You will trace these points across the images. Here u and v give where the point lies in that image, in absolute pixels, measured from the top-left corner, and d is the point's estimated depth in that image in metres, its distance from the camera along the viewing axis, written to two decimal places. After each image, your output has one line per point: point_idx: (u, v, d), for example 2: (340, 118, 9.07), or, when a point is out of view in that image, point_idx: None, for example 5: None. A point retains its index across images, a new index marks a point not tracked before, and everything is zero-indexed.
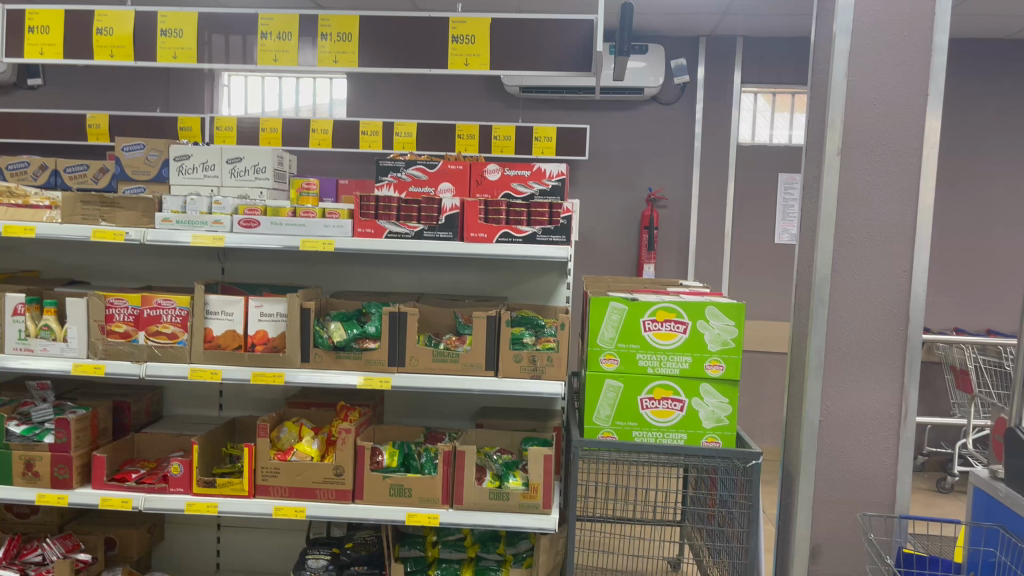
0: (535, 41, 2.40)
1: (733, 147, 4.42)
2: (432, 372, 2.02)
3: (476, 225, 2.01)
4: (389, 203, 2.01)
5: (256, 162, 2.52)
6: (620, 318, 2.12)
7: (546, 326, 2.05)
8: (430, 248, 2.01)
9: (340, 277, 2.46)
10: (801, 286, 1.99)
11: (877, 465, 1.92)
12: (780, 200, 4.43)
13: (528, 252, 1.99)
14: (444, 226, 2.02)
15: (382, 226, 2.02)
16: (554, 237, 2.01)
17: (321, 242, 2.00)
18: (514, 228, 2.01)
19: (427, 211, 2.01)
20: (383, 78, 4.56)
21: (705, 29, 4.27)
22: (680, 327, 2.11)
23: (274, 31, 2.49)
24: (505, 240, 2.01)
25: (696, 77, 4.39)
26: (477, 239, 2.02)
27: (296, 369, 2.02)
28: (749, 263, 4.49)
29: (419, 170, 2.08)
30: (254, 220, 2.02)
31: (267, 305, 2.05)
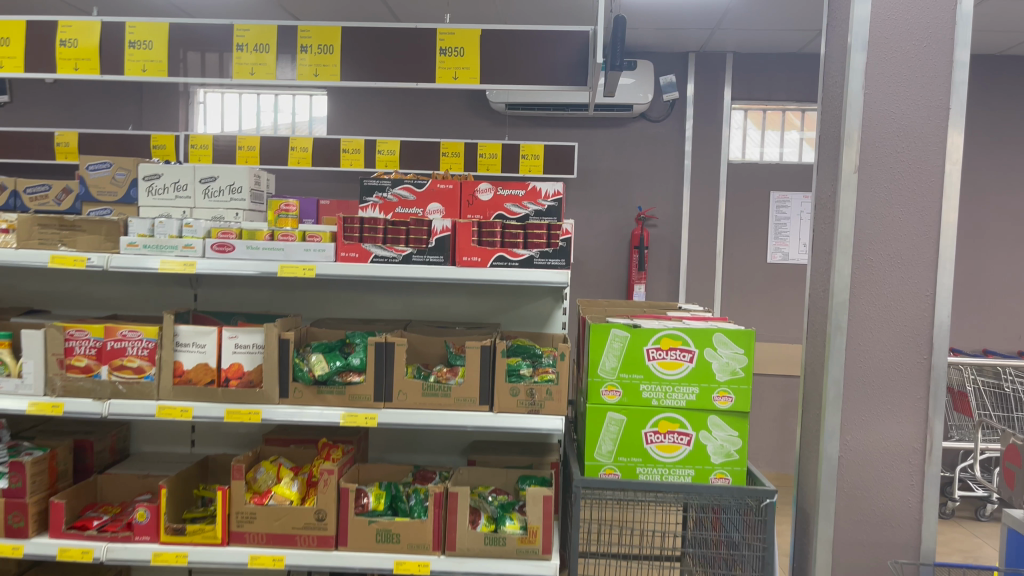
0: (527, 54, 2.28)
1: (724, 165, 4.32)
2: (422, 408, 1.87)
3: (468, 248, 1.87)
4: (375, 225, 1.89)
5: (231, 181, 2.38)
6: (622, 347, 1.99)
7: (544, 356, 1.91)
8: (419, 273, 1.86)
9: (321, 303, 2.31)
10: (815, 312, 1.87)
11: (901, 504, 1.78)
12: (772, 218, 4.33)
13: (524, 277, 1.85)
14: (434, 250, 1.88)
15: (368, 250, 1.88)
16: (553, 261, 1.86)
17: (301, 267, 1.85)
18: (510, 252, 1.87)
19: (416, 234, 1.88)
20: (364, 95, 4.42)
21: (694, 45, 4.18)
22: (685, 355, 1.98)
23: (250, 43, 2.35)
24: (500, 264, 1.87)
25: (686, 93, 4.29)
26: (470, 263, 1.88)
27: (274, 406, 1.87)
28: (741, 284, 4.37)
29: (407, 189, 1.91)
30: (229, 245, 1.87)
31: (242, 335, 1.88)
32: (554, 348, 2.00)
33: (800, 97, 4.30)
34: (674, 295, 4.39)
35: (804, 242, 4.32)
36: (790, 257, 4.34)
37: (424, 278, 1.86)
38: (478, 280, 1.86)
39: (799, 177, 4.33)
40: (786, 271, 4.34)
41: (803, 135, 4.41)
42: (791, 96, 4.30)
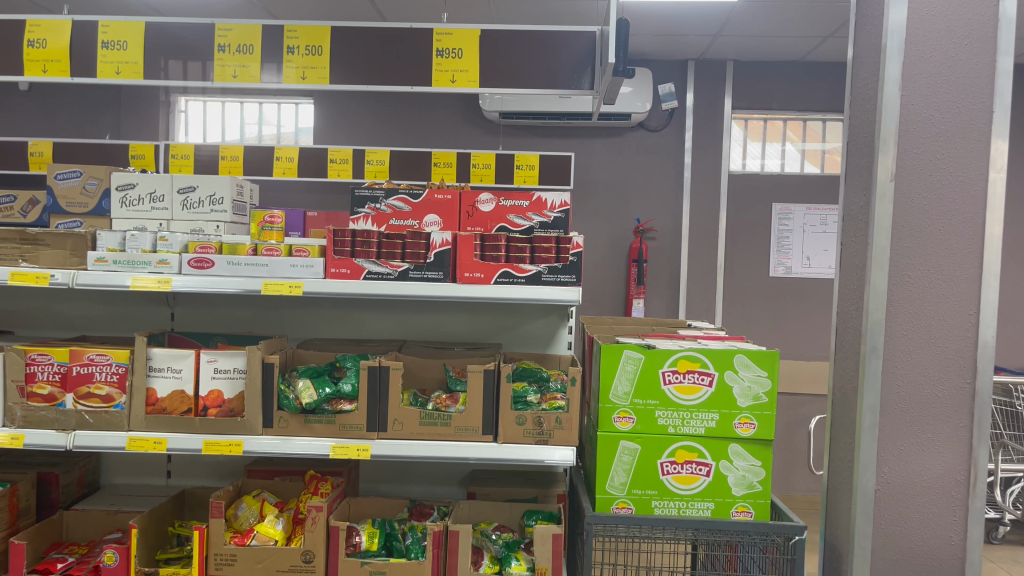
0: (529, 56, 2.14)
1: (724, 176, 4.20)
2: (420, 439, 1.71)
3: (470, 263, 1.71)
4: (369, 238, 1.73)
5: (212, 192, 2.23)
6: (636, 370, 1.84)
7: (552, 382, 1.78)
8: (417, 291, 1.71)
9: (308, 322, 2.15)
10: (845, 332, 1.72)
11: (944, 543, 1.61)
12: (774, 231, 4.21)
13: (530, 295, 1.69)
14: (433, 266, 1.72)
15: (360, 265, 1.72)
16: (563, 276, 1.71)
17: (287, 285, 1.69)
18: (515, 267, 1.72)
19: (413, 248, 1.73)
20: (353, 104, 4.26)
21: (694, 52, 4.05)
22: (704, 378, 1.84)
23: (232, 43, 2.19)
24: (505, 280, 1.72)
25: (685, 102, 4.16)
26: (472, 279, 1.72)
27: (257, 437, 1.70)
28: (743, 298, 4.24)
29: (401, 200, 1.76)
30: (208, 259, 1.71)
31: (222, 359, 1.71)
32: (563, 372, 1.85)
33: (802, 107, 4.19)
34: (674, 310, 4.25)
35: (807, 255, 4.19)
36: (792, 271, 4.21)
37: (422, 297, 1.70)
38: (480, 298, 1.70)
39: (802, 188, 4.20)
40: (789, 285, 4.21)
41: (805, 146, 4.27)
42: (793, 105, 4.19)
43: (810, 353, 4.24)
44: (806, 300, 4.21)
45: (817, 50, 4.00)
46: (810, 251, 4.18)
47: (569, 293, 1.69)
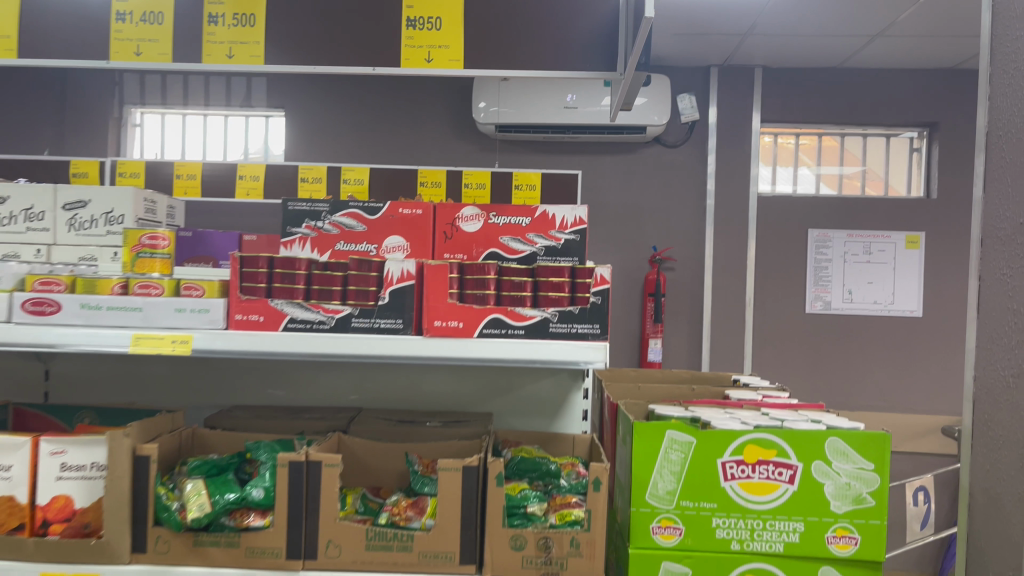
0: (527, 30, 1.61)
1: (753, 198, 3.62)
2: (368, 569, 1.14)
3: (444, 307, 1.15)
4: (293, 270, 1.16)
5: (108, 208, 1.67)
6: (684, 460, 1.29)
7: (563, 480, 1.22)
8: (362, 349, 1.14)
9: (231, 385, 1.59)
10: (988, 411, 1.15)
11: None
12: (810, 261, 3.61)
13: (534, 355, 1.12)
14: (388, 310, 1.16)
15: (279, 309, 1.16)
16: (582, 325, 1.15)
17: (166, 340, 1.13)
18: (510, 312, 1.15)
19: (357, 284, 1.16)
20: (328, 118, 3.72)
21: (718, 57, 3.53)
22: (781, 473, 1.28)
23: (136, 10, 1.62)
24: (496, 331, 1.15)
25: (708, 114, 3.63)
26: (447, 330, 1.15)
27: (122, 567, 1.13)
28: (775, 339, 3.64)
29: (352, 217, 1.41)
30: (49, 301, 1.14)
31: (72, 452, 1.17)
32: (579, 464, 1.28)
33: (839, 120, 3.67)
34: (697, 352, 3.66)
35: (849, 288, 3.59)
36: (832, 307, 3.61)
37: (370, 358, 1.13)
38: (458, 359, 1.14)
39: (842, 212, 3.62)
40: (828, 324, 3.61)
41: (840, 171, 3.82)
42: (829, 118, 3.67)
43: (854, 403, 3.64)
44: (849, 341, 3.61)
45: (860, 53, 3.46)
46: (852, 283, 3.59)
47: (591, 352, 1.12)
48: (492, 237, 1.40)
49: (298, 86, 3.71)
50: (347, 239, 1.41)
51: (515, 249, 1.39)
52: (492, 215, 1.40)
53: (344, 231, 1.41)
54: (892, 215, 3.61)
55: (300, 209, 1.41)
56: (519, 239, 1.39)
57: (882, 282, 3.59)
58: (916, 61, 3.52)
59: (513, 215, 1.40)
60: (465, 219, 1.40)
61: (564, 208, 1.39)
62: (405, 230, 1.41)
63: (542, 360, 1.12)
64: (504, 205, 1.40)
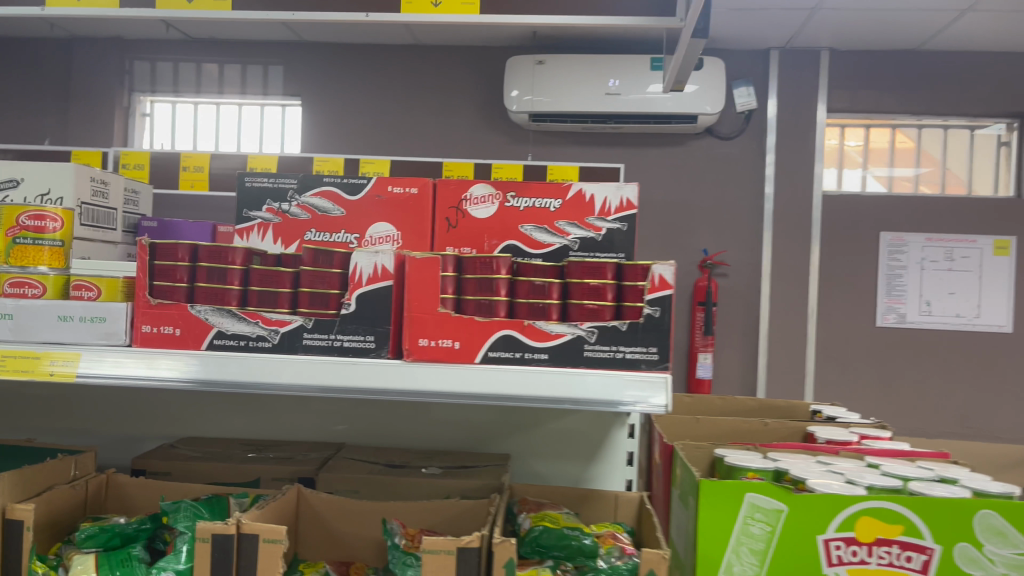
0: None
1: (818, 195, 3.21)
2: None
3: (434, 319, 0.80)
4: (224, 264, 0.83)
5: (44, 189, 1.37)
6: (770, 536, 0.93)
7: (602, 562, 0.87)
8: (318, 380, 0.80)
9: (178, 413, 1.26)
10: None
11: None
12: (882, 269, 3.19)
13: (563, 393, 0.77)
14: (355, 322, 0.81)
15: (202, 320, 0.82)
16: (630, 348, 0.79)
17: (37, 358, 0.82)
18: (527, 327, 0.80)
19: (312, 285, 0.83)
20: (348, 104, 3.31)
21: (779, 38, 3.12)
22: (909, 559, 0.91)
23: None
24: (507, 354, 0.80)
25: (767, 104, 3.22)
26: (437, 351, 0.80)
27: None
28: (840, 356, 3.23)
29: (327, 196, 1.08)
30: None
31: None
32: (622, 535, 0.94)
33: (917, 110, 3.24)
34: (752, 370, 3.24)
35: (927, 299, 3.16)
36: (907, 320, 3.18)
37: (328, 393, 0.79)
38: (454, 395, 0.79)
39: (920, 213, 3.18)
40: (902, 339, 3.19)
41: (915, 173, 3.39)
42: (906, 108, 3.24)
43: (930, 429, 3.21)
44: (925, 360, 3.18)
45: (946, 32, 3.02)
46: (931, 294, 3.15)
47: (643, 388, 0.76)
48: (509, 226, 1.05)
49: (316, 71, 3.31)
50: (320, 227, 1.08)
51: (539, 241, 1.05)
52: (509, 196, 1.05)
53: (317, 215, 1.08)
54: (978, 217, 3.17)
55: (261, 186, 1.09)
56: (545, 229, 1.05)
57: (966, 293, 3.15)
58: (1008, 41, 3.08)
59: (539, 197, 1.05)
60: (475, 202, 1.06)
61: (605, 188, 1.05)
62: (395, 214, 1.07)
63: (574, 401, 0.77)
64: (526, 183, 1.06)
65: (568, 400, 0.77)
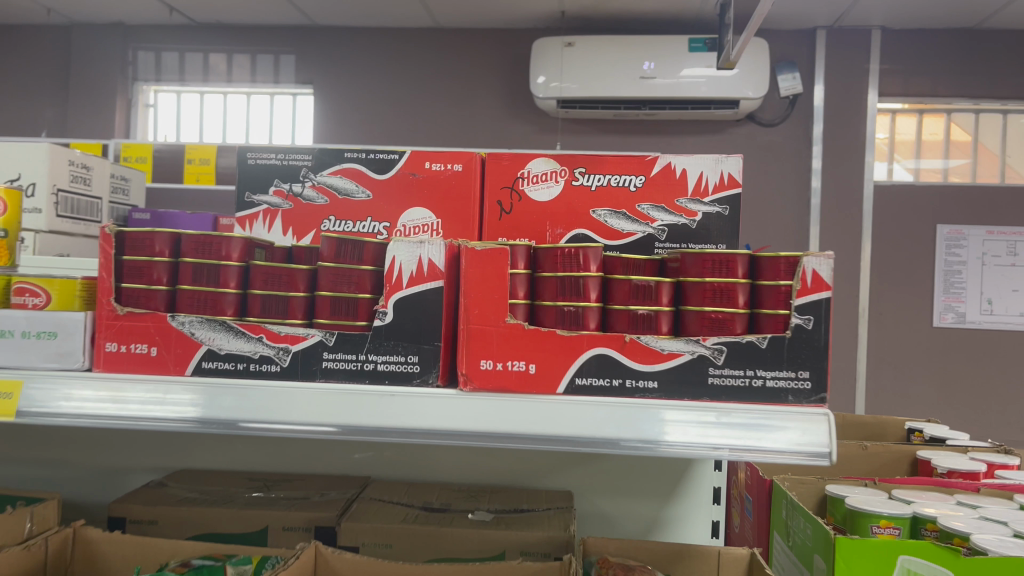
0: None
1: (867, 184, 2.94)
2: None
3: (501, 335, 0.59)
4: (217, 260, 0.62)
5: (14, 173, 1.16)
6: None
7: None
8: (340, 417, 0.58)
9: (168, 441, 1.04)
10: None
11: None
12: (940, 265, 2.92)
13: (681, 436, 0.56)
14: (393, 339, 0.60)
15: (187, 336, 0.61)
16: (772, 373, 0.57)
17: None
18: (628, 345, 0.58)
19: (333, 288, 0.62)
20: (359, 90, 3.08)
21: (826, 16, 2.84)
22: None
23: None
24: (601, 381, 0.58)
25: (814, 90, 2.96)
26: (505, 379, 0.59)
27: None
28: (893, 359, 2.97)
29: (349, 174, 0.87)
30: None
31: None
32: None
33: (980, 94, 2.95)
34: None
35: (987, 297, 2.89)
36: (966, 320, 2.92)
37: (355, 438, 0.58)
38: (529, 440, 0.57)
39: (979, 204, 2.91)
40: (959, 341, 2.93)
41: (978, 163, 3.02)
42: (970, 92, 2.95)
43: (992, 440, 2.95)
44: (988, 364, 2.91)
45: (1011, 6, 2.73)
46: (992, 292, 2.88)
47: (797, 431, 0.56)
48: (578, 210, 0.84)
49: (330, 57, 3.07)
50: (340, 214, 0.87)
51: (614, 229, 0.83)
52: (577, 172, 0.84)
53: (337, 199, 0.87)
54: None
55: (268, 163, 0.88)
56: (623, 214, 0.83)
57: None
58: None
59: (616, 174, 0.84)
60: (534, 180, 0.84)
61: (700, 162, 0.83)
62: (433, 197, 0.85)
63: (697, 449, 0.55)
64: (599, 157, 0.84)
65: (690, 447, 0.55)
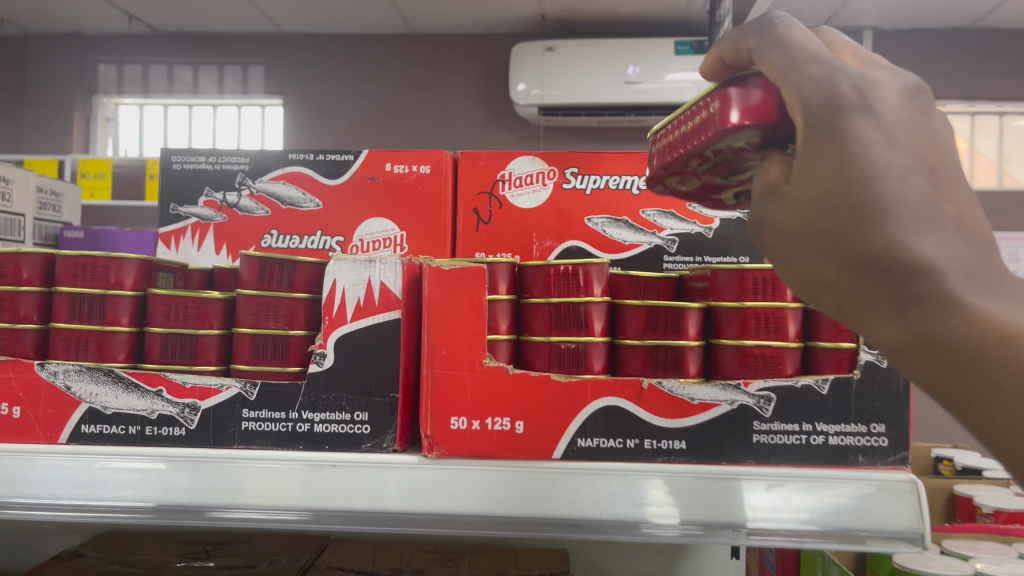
0: None
1: None
2: None
3: (476, 385, 0.44)
4: (100, 288, 0.48)
5: None
6: None
7: None
8: (281, 496, 0.43)
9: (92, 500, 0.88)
10: None
11: None
12: None
13: (701, 514, 0.41)
14: (334, 391, 0.46)
15: (60, 392, 0.46)
16: (835, 428, 0.43)
17: None
18: (647, 395, 0.44)
19: (256, 324, 0.47)
20: (327, 93, 2.70)
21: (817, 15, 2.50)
22: None
23: None
24: (609, 442, 0.44)
25: None
26: (488, 442, 0.44)
27: None
28: None
29: (293, 179, 0.72)
30: None
31: None
32: None
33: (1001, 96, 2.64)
34: None
35: None
36: None
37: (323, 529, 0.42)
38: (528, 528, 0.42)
39: None
40: None
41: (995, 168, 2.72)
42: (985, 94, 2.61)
43: None
44: None
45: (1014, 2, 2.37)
46: None
47: (862, 501, 0.42)
48: (570, 219, 0.70)
49: (301, 64, 2.71)
50: (283, 227, 0.72)
51: (614, 241, 0.69)
52: (568, 173, 0.70)
53: (279, 210, 0.72)
54: None
55: (197, 168, 0.73)
56: (623, 222, 0.69)
57: None
58: None
59: (614, 174, 0.70)
60: (516, 182, 0.70)
61: None
62: (395, 206, 0.71)
63: (716, 533, 0.41)
64: (594, 155, 0.70)
65: (707, 531, 0.41)
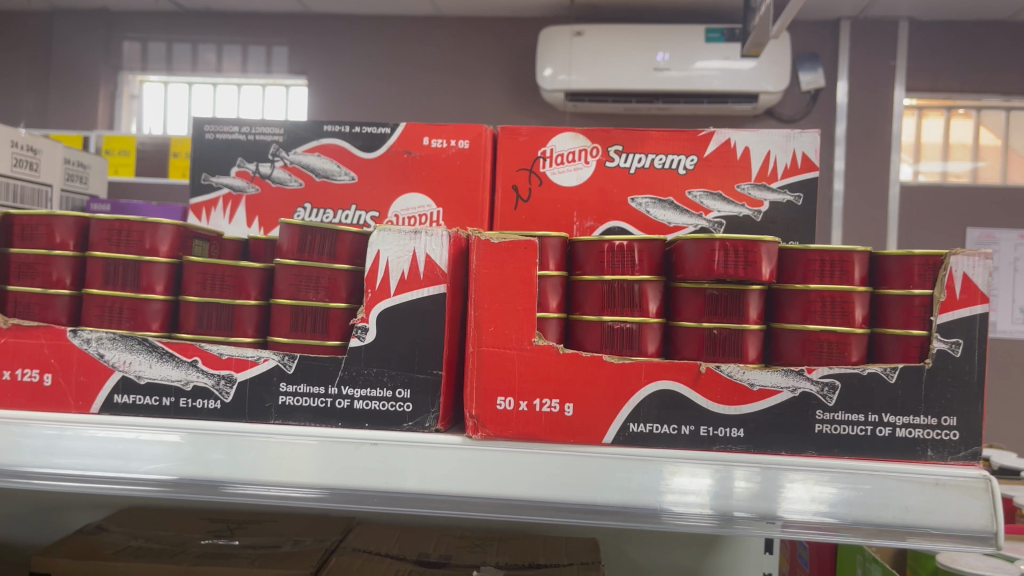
0: None
1: (892, 186, 2.25)
2: None
3: (524, 364, 0.42)
4: (135, 254, 0.46)
5: None
6: None
7: None
8: (316, 474, 0.42)
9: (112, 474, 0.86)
10: None
11: None
12: None
13: (733, 503, 0.40)
14: (375, 365, 0.44)
15: (92, 361, 0.44)
16: (904, 419, 0.41)
17: None
18: (706, 379, 0.42)
19: (295, 296, 0.46)
20: (349, 74, 2.66)
21: (849, 7, 2.19)
22: None
23: None
24: (661, 428, 0.42)
25: (838, 85, 2.27)
26: (537, 424, 0.42)
27: None
28: None
29: (326, 152, 0.70)
30: None
31: None
32: None
33: None
34: None
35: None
36: None
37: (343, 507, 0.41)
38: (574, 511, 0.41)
39: None
40: None
41: None
42: None
43: None
44: None
45: None
46: None
47: (927, 496, 0.40)
48: (613, 198, 0.67)
49: (325, 43, 2.67)
50: (318, 200, 0.70)
51: (659, 222, 0.66)
52: (612, 150, 0.68)
53: (312, 182, 0.70)
54: None
55: (230, 138, 0.72)
56: (668, 202, 0.66)
57: None
58: None
59: (660, 153, 0.67)
60: (557, 159, 0.68)
61: (766, 139, 0.67)
62: (432, 181, 0.69)
63: (747, 524, 0.40)
64: (640, 133, 0.68)
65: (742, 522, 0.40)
